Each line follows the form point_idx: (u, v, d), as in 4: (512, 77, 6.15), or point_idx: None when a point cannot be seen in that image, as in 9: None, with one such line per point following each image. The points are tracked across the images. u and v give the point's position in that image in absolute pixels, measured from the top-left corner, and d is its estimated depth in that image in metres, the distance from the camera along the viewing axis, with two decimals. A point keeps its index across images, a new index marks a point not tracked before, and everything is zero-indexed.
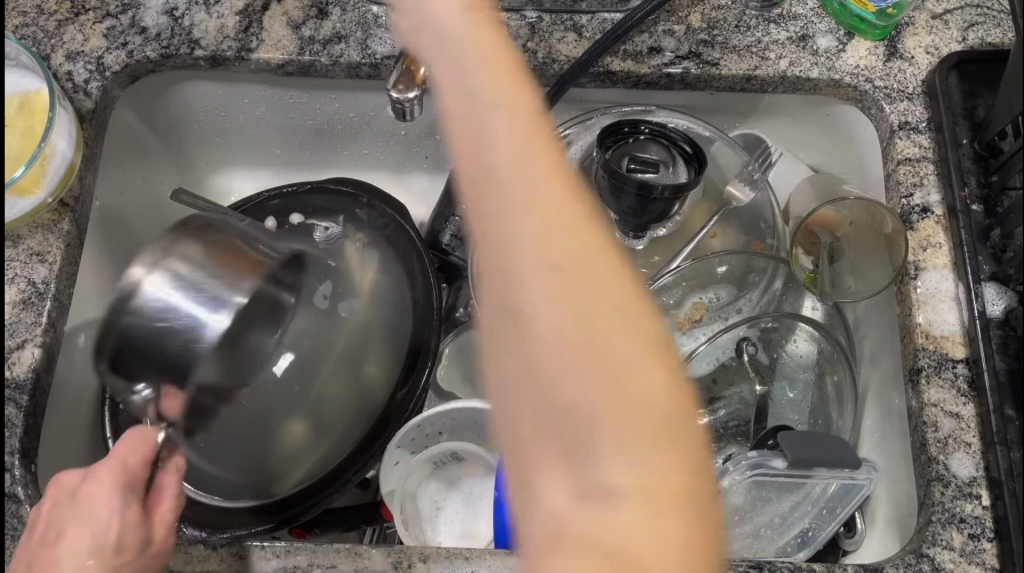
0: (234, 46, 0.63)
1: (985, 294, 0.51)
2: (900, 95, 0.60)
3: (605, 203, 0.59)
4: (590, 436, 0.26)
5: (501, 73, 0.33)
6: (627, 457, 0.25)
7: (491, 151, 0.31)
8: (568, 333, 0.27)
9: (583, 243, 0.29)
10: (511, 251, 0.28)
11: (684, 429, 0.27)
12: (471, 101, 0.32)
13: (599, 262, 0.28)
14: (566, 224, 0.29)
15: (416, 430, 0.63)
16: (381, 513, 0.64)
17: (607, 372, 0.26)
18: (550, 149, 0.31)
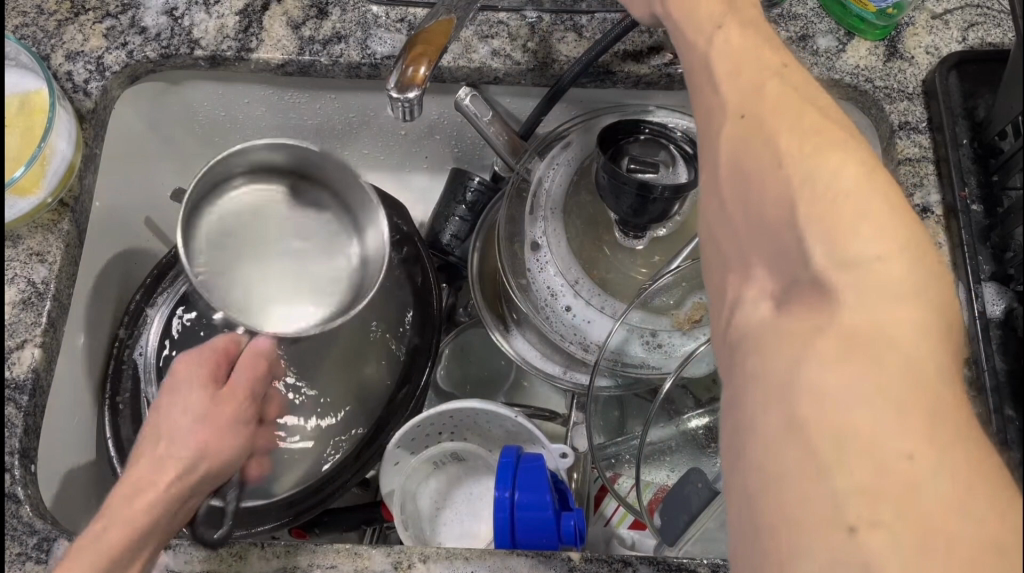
0: (234, 46, 0.63)
1: (985, 294, 0.51)
2: (900, 95, 0.60)
3: (606, 202, 0.59)
4: (827, 407, 0.25)
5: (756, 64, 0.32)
6: (861, 428, 0.24)
7: (747, 138, 0.30)
8: (826, 310, 0.26)
9: (818, 210, 0.27)
10: (765, 226, 0.29)
11: (931, 403, 0.24)
12: (731, 93, 0.32)
13: (846, 225, 0.26)
14: (822, 193, 0.27)
15: (415, 430, 0.61)
16: (381, 513, 0.64)
17: (848, 348, 0.25)
18: (822, 123, 0.29)
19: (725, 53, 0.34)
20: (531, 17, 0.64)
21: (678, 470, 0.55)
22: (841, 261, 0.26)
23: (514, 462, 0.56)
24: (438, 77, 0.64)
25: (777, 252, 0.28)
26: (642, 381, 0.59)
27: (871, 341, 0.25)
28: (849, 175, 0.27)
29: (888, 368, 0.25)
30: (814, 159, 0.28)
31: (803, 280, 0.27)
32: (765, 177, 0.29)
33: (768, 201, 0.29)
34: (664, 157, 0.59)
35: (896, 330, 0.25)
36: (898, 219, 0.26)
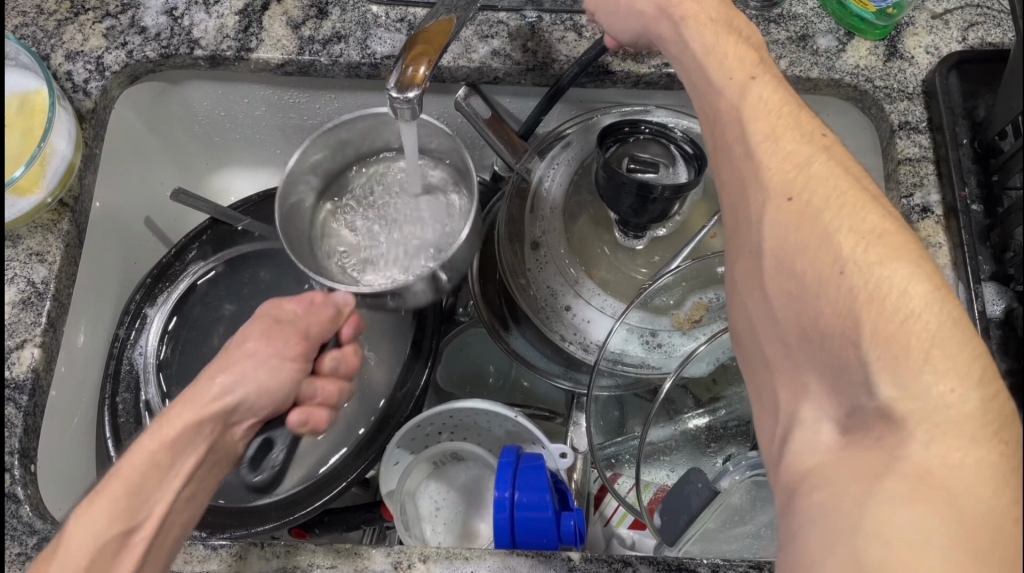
0: (234, 46, 0.63)
1: (985, 294, 0.51)
2: (900, 95, 0.60)
3: (607, 203, 0.59)
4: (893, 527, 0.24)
5: (782, 136, 0.33)
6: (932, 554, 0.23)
7: (788, 224, 0.30)
8: (891, 430, 0.26)
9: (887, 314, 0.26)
10: (816, 320, 0.28)
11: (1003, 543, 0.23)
12: (755, 170, 0.33)
13: (917, 332, 0.26)
14: (881, 295, 0.27)
15: (415, 429, 0.62)
16: (381, 513, 0.64)
17: (924, 477, 0.24)
18: (869, 215, 0.29)
19: (765, 120, 0.34)
20: (531, 17, 0.64)
21: (678, 470, 0.55)
22: (909, 391, 0.25)
23: (514, 462, 0.56)
24: (438, 77, 0.64)
25: (835, 367, 0.28)
26: (641, 381, 0.59)
27: (943, 483, 0.24)
28: (915, 291, 0.26)
29: (961, 509, 0.23)
30: (878, 268, 0.27)
31: (869, 408, 0.26)
32: (823, 282, 0.28)
33: (825, 310, 0.28)
34: (664, 157, 0.58)
35: (965, 473, 0.24)
36: (965, 341, 0.26)
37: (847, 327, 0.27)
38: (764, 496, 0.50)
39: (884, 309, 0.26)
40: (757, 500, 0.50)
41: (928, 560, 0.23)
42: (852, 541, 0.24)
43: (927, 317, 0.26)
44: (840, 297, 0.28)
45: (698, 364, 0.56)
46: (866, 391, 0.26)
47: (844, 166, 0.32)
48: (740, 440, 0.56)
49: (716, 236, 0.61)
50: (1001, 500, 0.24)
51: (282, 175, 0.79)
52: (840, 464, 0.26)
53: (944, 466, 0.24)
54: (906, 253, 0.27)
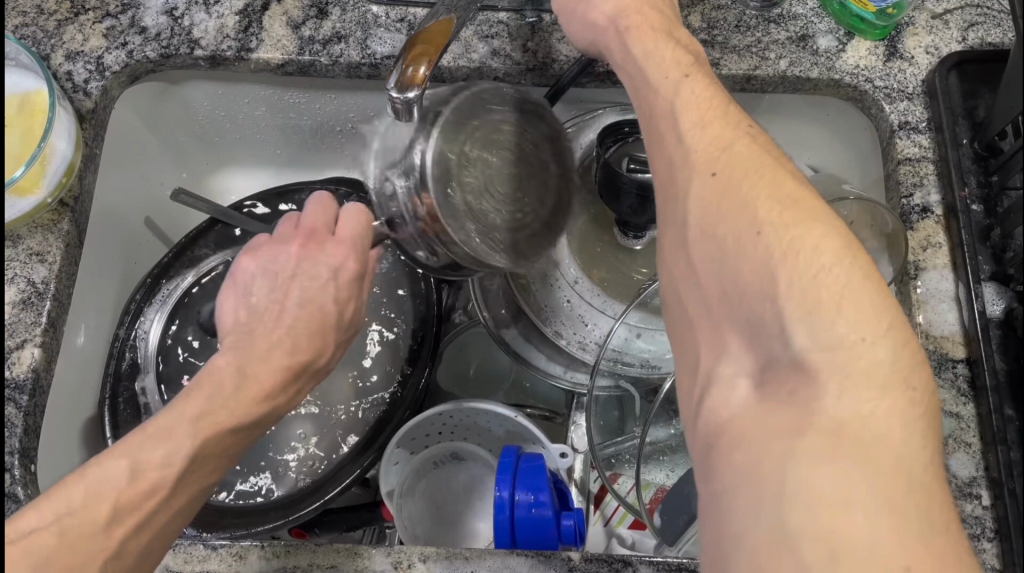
0: (234, 46, 0.63)
1: (985, 294, 0.51)
2: (900, 95, 0.60)
3: (607, 203, 0.59)
4: (809, 488, 0.24)
5: (705, 118, 0.33)
6: (855, 514, 0.24)
7: (706, 184, 0.31)
8: (803, 389, 0.26)
9: (806, 263, 0.27)
10: (735, 277, 0.29)
11: (920, 487, 0.25)
12: (683, 150, 0.33)
13: (831, 282, 0.27)
14: (797, 248, 0.27)
15: (416, 429, 0.62)
16: (381, 513, 0.64)
17: (842, 436, 0.25)
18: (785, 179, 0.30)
19: (695, 111, 0.34)
20: (531, 17, 0.64)
21: (679, 470, 0.55)
22: (824, 342, 0.26)
23: (514, 462, 0.56)
24: (438, 77, 0.64)
25: (753, 325, 0.28)
26: (642, 381, 0.59)
27: (857, 433, 0.25)
28: (826, 244, 0.27)
29: (877, 462, 0.25)
30: (792, 225, 0.28)
31: (784, 362, 0.27)
32: (740, 241, 0.29)
33: (742, 267, 0.28)
34: None
35: (876, 423, 0.25)
36: (874, 296, 0.27)
37: (763, 282, 0.28)
38: None
39: (798, 263, 0.27)
40: None
41: (849, 516, 0.24)
42: (777, 509, 0.25)
43: (836, 269, 0.27)
44: (755, 254, 0.28)
45: None
46: (782, 343, 0.27)
47: (764, 146, 0.32)
48: None
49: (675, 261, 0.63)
50: (912, 448, 0.25)
51: (281, 175, 0.79)
52: (759, 423, 0.27)
53: (857, 419, 0.25)
54: (815, 212, 0.29)
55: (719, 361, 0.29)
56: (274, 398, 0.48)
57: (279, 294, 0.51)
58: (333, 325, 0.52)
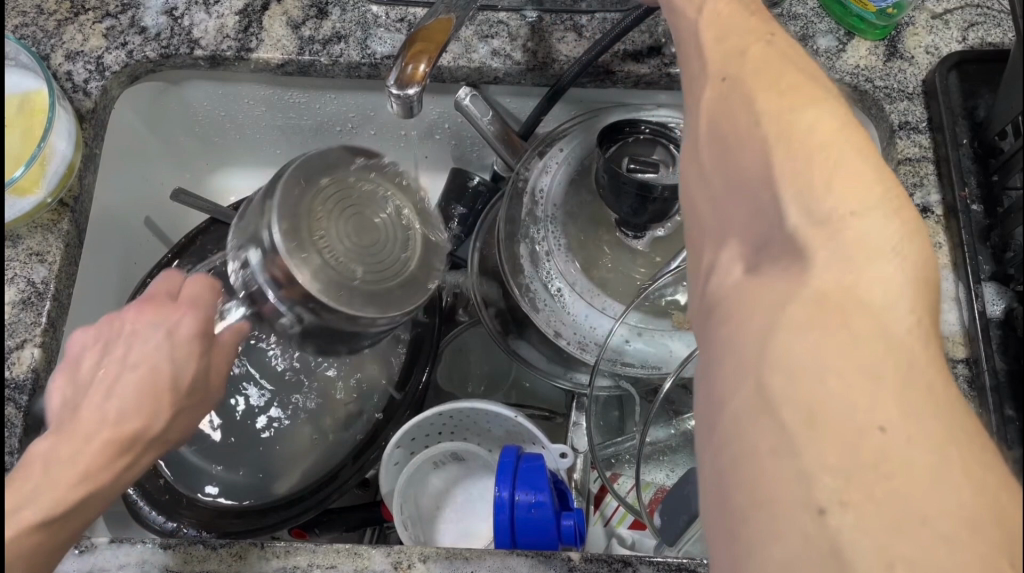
0: (234, 46, 0.63)
1: (985, 294, 0.51)
2: (900, 95, 0.60)
3: (606, 203, 0.59)
4: (788, 360, 0.25)
5: (724, 26, 0.34)
6: (831, 384, 0.23)
7: (717, 92, 0.31)
8: (797, 263, 0.26)
9: (798, 143, 0.27)
10: (740, 173, 0.29)
11: (925, 361, 0.23)
12: (700, 67, 0.34)
13: (822, 158, 0.26)
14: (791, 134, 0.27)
15: (416, 430, 0.62)
16: (381, 514, 0.64)
17: (832, 306, 0.24)
18: (786, 70, 0.30)
19: (717, 21, 0.34)
20: (531, 17, 0.64)
21: (679, 470, 0.55)
22: (818, 226, 0.25)
23: (513, 463, 0.56)
24: (438, 77, 0.64)
25: (758, 211, 0.28)
26: (641, 381, 0.59)
27: (845, 298, 0.24)
28: (824, 128, 0.27)
29: (871, 332, 0.23)
30: (793, 122, 0.27)
31: (780, 240, 0.27)
32: (745, 139, 0.29)
33: (744, 167, 0.29)
34: (663, 156, 0.59)
35: (873, 290, 0.24)
36: (878, 184, 0.25)
37: (764, 172, 0.28)
38: None
39: (797, 147, 0.27)
40: None
41: (826, 381, 0.23)
42: (760, 377, 0.25)
43: (845, 155, 0.26)
44: (755, 152, 0.28)
45: None
46: (779, 223, 0.27)
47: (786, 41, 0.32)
48: None
49: None
50: (914, 314, 0.24)
51: None
52: (751, 299, 0.27)
53: (849, 286, 0.24)
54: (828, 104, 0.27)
55: (727, 249, 0.30)
56: (98, 476, 0.44)
57: (107, 365, 0.46)
58: (173, 391, 0.47)
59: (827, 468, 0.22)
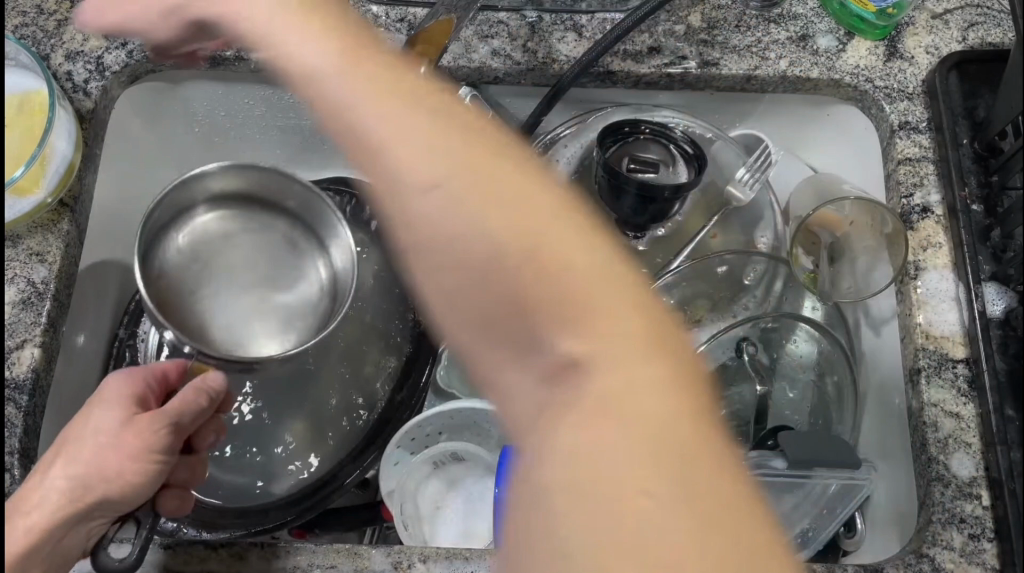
0: (234, 46, 0.63)
1: (985, 294, 0.51)
2: (900, 95, 0.60)
3: (606, 204, 0.59)
4: (591, 454, 0.30)
5: (437, 132, 0.37)
6: (630, 461, 0.30)
7: (443, 201, 0.35)
8: (547, 378, 0.32)
9: (553, 263, 0.33)
10: (470, 280, 0.34)
11: (707, 451, 0.31)
12: (410, 165, 0.36)
13: (594, 289, 0.33)
14: (530, 260, 0.33)
15: (416, 429, 0.62)
16: (381, 513, 0.63)
17: (610, 402, 0.31)
18: (533, 193, 0.35)
19: (419, 132, 0.36)
20: (531, 17, 0.64)
21: None
22: (578, 338, 0.32)
23: None
24: None
25: (518, 335, 0.33)
26: None
27: (617, 405, 0.31)
28: (579, 284, 0.32)
29: (659, 443, 0.30)
30: (556, 217, 0.34)
31: (546, 358, 0.32)
32: (497, 266, 0.33)
33: (486, 242, 0.34)
34: (664, 156, 0.60)
35: (645, 396, 0.31)
36: (617, 288, 0.33)
37: (510, 267, 0.33)
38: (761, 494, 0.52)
39: (550, 271, 0.33)
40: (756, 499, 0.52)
41: (642, 488, 0.29)
42: (575, 467, 0.30)
43: (576, 265, 0.33)
44: (486, 235, 0.34)
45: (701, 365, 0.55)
46: (547, 344, 0.32)
47: (491, 150, 0.37)
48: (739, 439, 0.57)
49: (716, 239, 0.64)
50: (663, 406, 0.31)
51: None
52: (537, 402, 0.32)
53: (628, 394, 0.31)
54: (540, 183, 0.36)
55: (484, 350, 0.34)
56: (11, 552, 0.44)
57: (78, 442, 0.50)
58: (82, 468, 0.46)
59: (583, 549, 0.29)
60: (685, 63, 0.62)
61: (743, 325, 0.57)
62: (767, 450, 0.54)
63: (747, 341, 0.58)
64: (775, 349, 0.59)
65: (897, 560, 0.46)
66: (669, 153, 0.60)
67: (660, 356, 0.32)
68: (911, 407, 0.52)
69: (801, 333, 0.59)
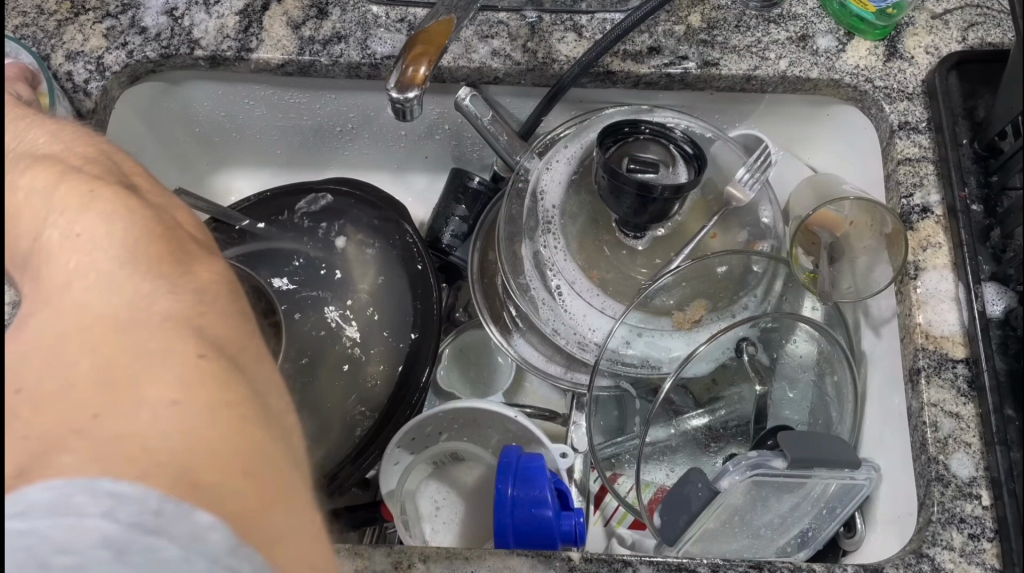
0: (234, 46, 0.63)
1: (985, 294, 0.51)
2: (900, 95, 0.60)
3: (606, 203, 0.59)
4: (92, 428, 0.30)
5: (128, 246, 0.40)
6: (171, 444, 0.31)
7: (97, 311, 0.36)
8: (100, 394, 0.32)
9: (114, 349, 0.34)
10: (59, 385, 0.32)
11: (231, 435, 0.33)
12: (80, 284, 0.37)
13: (150, 360, 0.34)
14: (121, 353, 0.34)
15: (417, 430, 0.62)
16: (382, 513, 0.64)
17: (181, 414, 0.32)
18: (134, 288, 0.38)
19: (108, 237, 0.40)
20: (531, 17, 0.64)
21: (679, 470, 0.56)
22: (126, 405, 0.32)
23: (514, 462, 0.56)
24: (438, 78, 0.64)
25: (105, 401, 0.32)
26: (641, 381, 0.59)
27: (189, 409, 0.32)
28: (146, 342, 0.35)
29: (190, 435, 0.31)
30: (164, 354, 0.34)
31: (108, 406, 0.31)
32: (72, 348, 0.34)
33: (72, 325, 0.35)
34: (664, 157, 0.60)
35: (163, 383, 0.33)
36: (157, 306, 0.37)
37: (78, 352, 0.34)
38: (761, 494, 0.52)
39: (114, 335, 0.35)
40: (756, 498, 0.52)
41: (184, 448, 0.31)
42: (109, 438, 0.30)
43: (247, 366, 0.39)
44: (79, 350, 0.34)
45: (701, 365, 0.55)
46: (109, 419, 0.31)
47: (158, 261, 0.41)
48: (740, 439, 0.57)
49: (716, 237, 0.64)
50: (174, 372, 0.34)
51: (282, 175, 0.79)
52: (74, 405, 0.31)
53: (190, 397, 0.33)
54: (223, 306, 0.42)
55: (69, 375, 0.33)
56: None
57: None
58: None
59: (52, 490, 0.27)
60: (685, 63, 0.62)
61: (744, 327, 0.56)
62: (766, 450, 0.53)
63: (747, 341, 0.57)
64: (775, 349, 0.58)
65: (898, 560, 0.46)
66: (669, 153, 0.60)
67: (240, 443, 0.33)
68: (911, 407, 0.52)
69: (800, 333, 0.58)
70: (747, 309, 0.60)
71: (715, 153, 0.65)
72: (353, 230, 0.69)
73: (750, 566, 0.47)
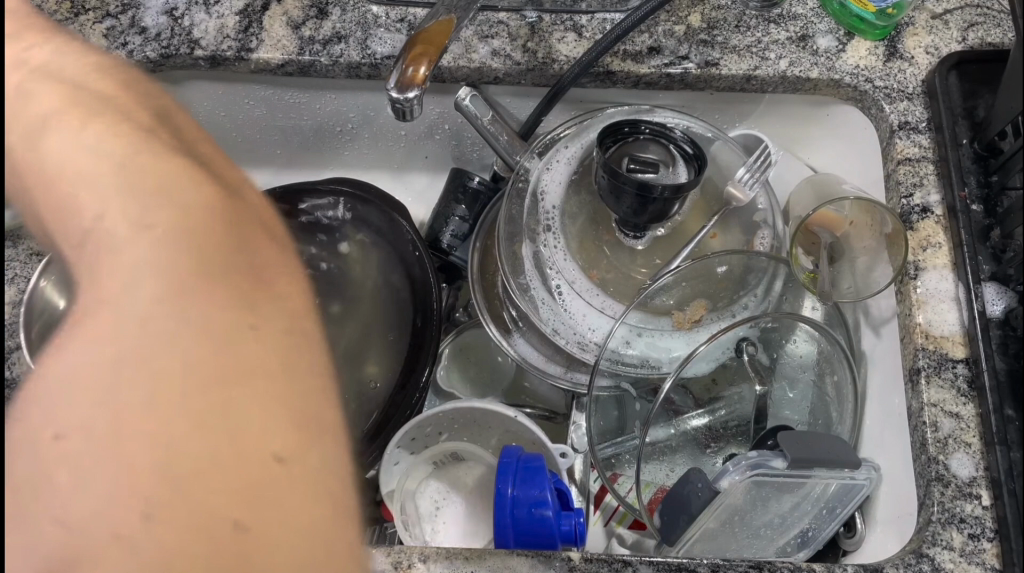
0: (234, 46, 0.63)
1: (985, 294, 0.51)
2: (900, 95, 0.60)
3: (605, 203, 0.59)
4: (133, 457, 0.35)
5: (168, 254, 0.40)
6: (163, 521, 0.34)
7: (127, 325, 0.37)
8: (136, 443, 0.35)
9: (161, 403, 0.36)
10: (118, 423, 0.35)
11: (252, 468, 0.36)
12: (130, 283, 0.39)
13: (184, 402, 0.36)
14: (153, 404, 0.36)
15: (416, 430, 0.61)
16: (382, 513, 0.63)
17: (194, 474, 0.35)
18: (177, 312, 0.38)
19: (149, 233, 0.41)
20: (531, 17, 0.64)
21: (679, 470, 0.56)
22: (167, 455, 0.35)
23: (514, 462, 0.56)
24: (438, 78, 0.64)
25: (122, 453, 0.34)
26: (641, 381, 0.59)
27: (198, 463, 0.35)
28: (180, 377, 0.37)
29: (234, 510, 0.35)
30: (175, 371, 0.37)
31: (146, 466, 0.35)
32: (114, 391, 0.35)
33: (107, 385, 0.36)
34: (664, 156, 0.60)
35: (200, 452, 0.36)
36: (196, 344, 0.38)
37: (130, 396, 0.36)
38: (761, 494, 0.52)
39: (160, 396, 0.36)
40: (757, 498, 0.52)
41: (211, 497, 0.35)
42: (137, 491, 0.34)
43: (198, 470, 0.35)
44: (96, 360, 0.36)
45: (701, 365, 0.55)
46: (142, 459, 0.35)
47: (207, 288, 0.40)
48: (739, 439, 0.57)
49: (716, 238, 0.63)
50: (254, 414, 0.37)
51: (282, 175, 0.79)
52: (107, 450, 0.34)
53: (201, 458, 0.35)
54: (219, 355, 0.38)
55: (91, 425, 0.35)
56: None
57: None
58: None
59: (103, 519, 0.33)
60: (685, 63, 0.62)
61: (744, 327, 0.55)
62: (766, 450, 0.53)
63: (747, 341, 0.57)
64: (775, 349, 0.58)
65: (898, 560, 0.46)
66: (669, 153, 0.60)
67: (251, 470, 0.36)
68: (911, 407, 0.52)
69: (801, 333, 0.58)
70: (746, 309, 0.60)
71: (716, 152, 0.65)
72: (353, 230, 0.70)
73: (750, 566, 0.47)
